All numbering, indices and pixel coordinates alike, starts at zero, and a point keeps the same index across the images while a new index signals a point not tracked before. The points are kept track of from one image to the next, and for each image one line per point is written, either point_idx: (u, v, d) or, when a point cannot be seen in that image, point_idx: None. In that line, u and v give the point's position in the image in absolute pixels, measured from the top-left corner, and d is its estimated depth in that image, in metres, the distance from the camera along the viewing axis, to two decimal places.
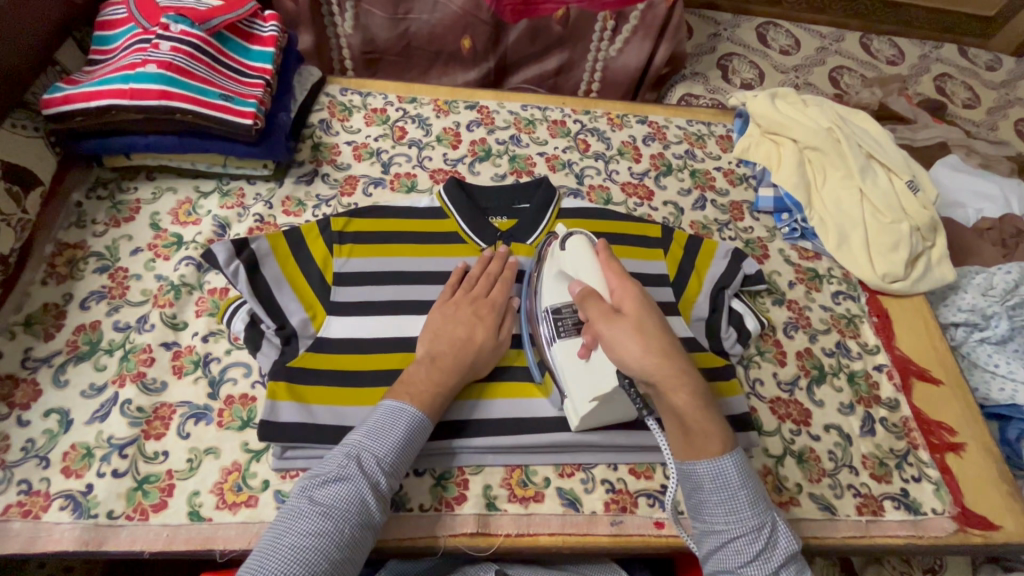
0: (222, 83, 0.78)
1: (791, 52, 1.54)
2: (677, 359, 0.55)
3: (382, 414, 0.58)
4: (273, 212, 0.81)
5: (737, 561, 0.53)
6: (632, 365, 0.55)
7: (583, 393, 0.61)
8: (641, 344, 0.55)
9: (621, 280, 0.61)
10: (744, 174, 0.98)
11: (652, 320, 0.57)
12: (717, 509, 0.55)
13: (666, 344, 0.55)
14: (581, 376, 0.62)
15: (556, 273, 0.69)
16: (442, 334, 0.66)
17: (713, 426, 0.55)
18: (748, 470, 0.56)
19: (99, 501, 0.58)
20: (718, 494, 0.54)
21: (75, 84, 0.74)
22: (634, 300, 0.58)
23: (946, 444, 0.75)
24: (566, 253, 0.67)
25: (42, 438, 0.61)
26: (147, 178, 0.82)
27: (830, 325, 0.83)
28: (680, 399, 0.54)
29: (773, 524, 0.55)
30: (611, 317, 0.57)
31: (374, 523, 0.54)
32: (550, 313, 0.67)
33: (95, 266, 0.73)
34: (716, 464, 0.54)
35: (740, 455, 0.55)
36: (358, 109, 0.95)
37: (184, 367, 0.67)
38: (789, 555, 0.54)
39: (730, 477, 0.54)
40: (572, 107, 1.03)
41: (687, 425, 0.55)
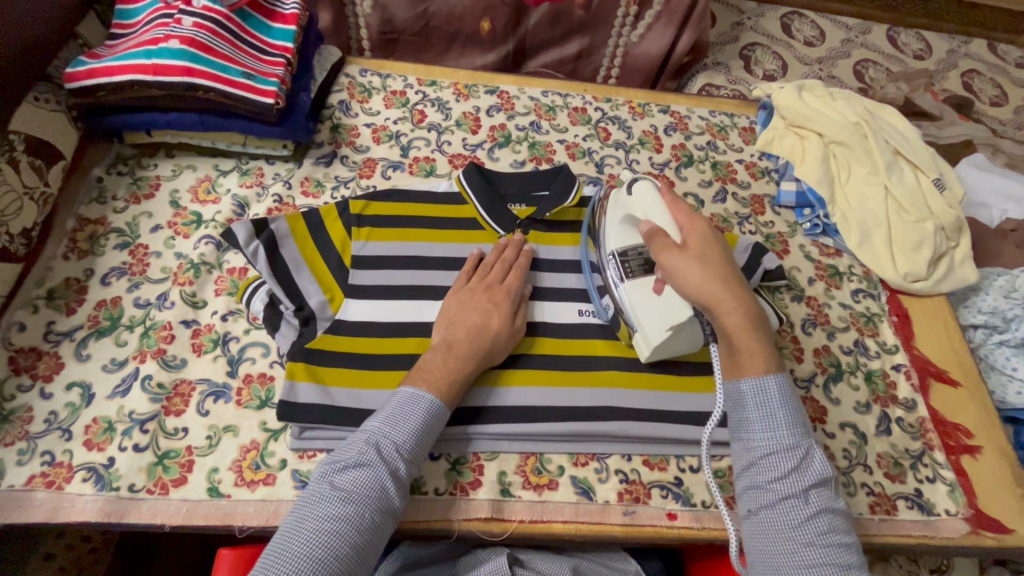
0: (243, 61, 0.77)
1: (816, 44, 1.50)
2: (733, 284, 0.61)
3: (400, 400, 0.58)
4: (292, 192, 0.81)
5: (769, 476, 0.55)
6: (690, 288, 0.61)
7: (657, 322, 0.65)
8: (703, 271, 0.61)
9: (689, 216, 0.66)
10: (766, 167, 0.96)
11: (714, 254, 0.63)
12: (756, 423, 0.57)
13: (722, 272, 0.61)
14: (655, 308, 0.66)
15: (621, 218, 0.72)
16: (458, 322, 0.66)
17: (758, 347, 0.59)
18: (790, 392, 0.59)
19: (120, 475, 0.59)
20: (758, 411, 0.58)
21: (97, 58, 0.74)
22: (699, 235, 0.64)
23: (962, 446, 0.74)
24: (633, 197, 0.70)
25: (64, 411, 0.62)
26: (167, 155, 0.82)
27: (849, 323, 0.82)
28: (731, 320, 0.60)
29: (810, 446, 0.56)
30: (675, 248, 0.63)
31: (394, 509, 0.54)
32: (618, 255, 0.71)
33: (116, 242, 0.74)
34: (760, 383, 0.58)
35: (784, 377, 0.59)
36: (377, 91, 0.94)
37: (203, 345, 0.68)
38: (823, 479, 0.55)
39: (771, 394, 0.58)
40: (593, 94, 1.01)
41: (734, 344, 0.60)
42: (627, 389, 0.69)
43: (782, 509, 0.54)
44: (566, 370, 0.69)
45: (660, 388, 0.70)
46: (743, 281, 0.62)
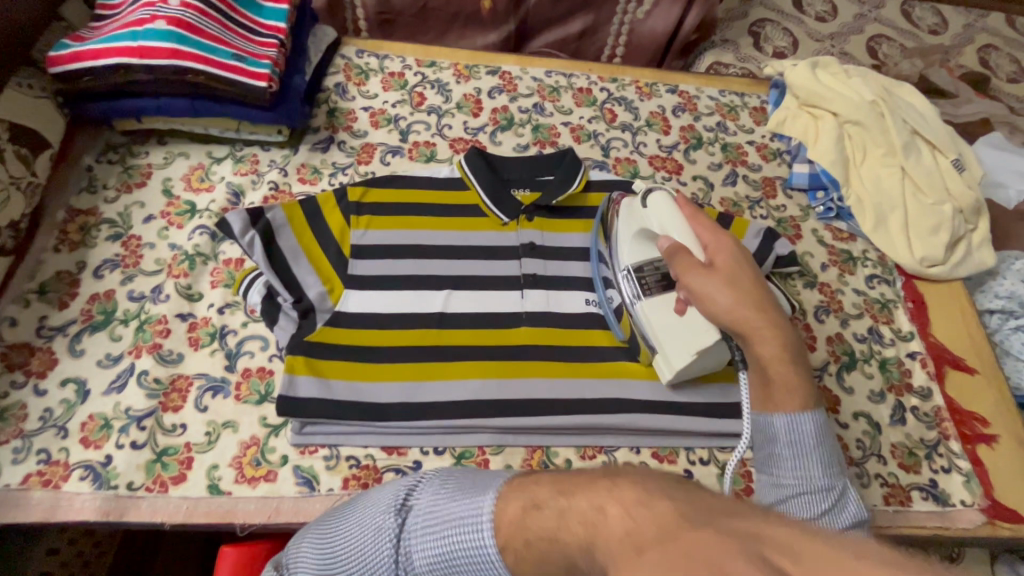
0: (234, 42, 0.74)
1: (828, 19, 1.45)
2: (768, 313, 0.57)
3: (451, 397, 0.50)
4: (288, 179, 0.78)
5: (802, 517, 0.50)
6: (715, 311, 0.58)
7: (679, 347, 0.63)
8: (733, 297, 0.58)
9: (713, 233, 0.62)
10: (778, 149, 0.93)
11: (745, 276, 0.59)
12: (788, 463, 0.52)
13: (755, 294, 0.58)
14: (679, 332, 0.64)
15: (636, 231, 0.69)
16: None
17: (795, 379, 0.55)
18: (827, 434, 0.54)
19: (118, 472, 0.57)
20: (794, 447, 0.53)
21: (81, 41, 0.71)
22: (728, 256, 0.60)
23: (978, 435, 0.73)
24: (650, 210, 0.67)
25: (59, 408, 0.60)
26: (158, 142, 0.79)
27: (863, 310, 0.80)
28: (766, 350, 0.57)
29: (844, 489, 0.52)
30: (703, 270, 0.60)
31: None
32: (632, 271, 0.68)
33: (108, 233, 0.71)
34: (795, 421, 0.54)
35: (823, 419, 0.55)
36: (374, 73, 0.91)
37: (200, 339, 0.66)
38: (857, 519, 0.51)
39: (807, 434, 0.53)
40: (598, 74, 0.98)
41: (768, 377, 0.57)
42: (635, 380, 0.67)
43: (796, 503, 0.51)
44: (572, 362, 0.68)
45: (668, 380, 0.68)
46: (779, 310, 0.59)
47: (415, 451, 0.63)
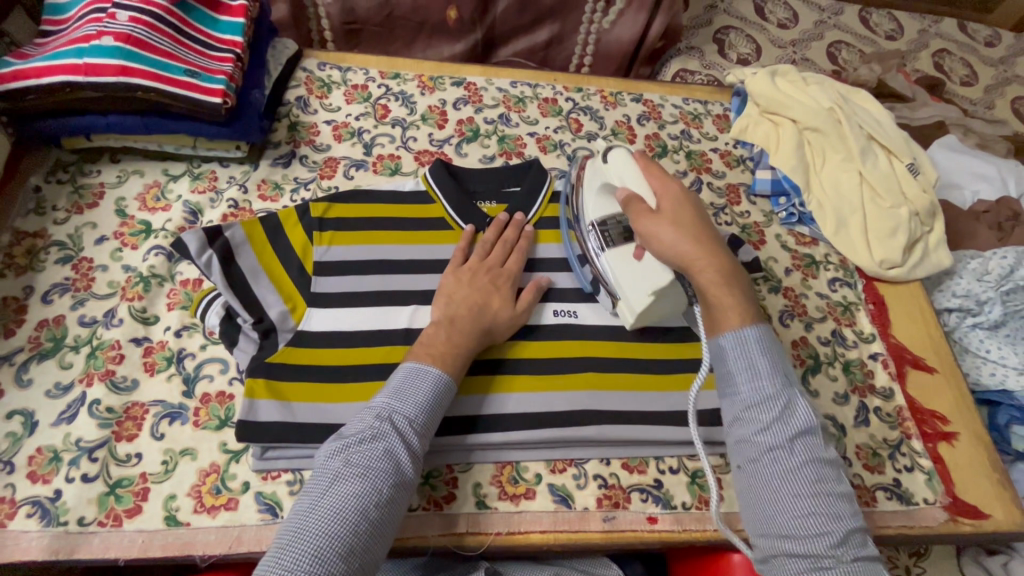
0: (187, 58, 0.72)
1: (789, 26, 1.49)
2: (709, 244, 0.62)
3: (404, 376, 0.57)
4: (248, 197, 0.76)
5: (755, 428, 0.53)
6: (668, 252, 0.62)
7: (639, 290, 0.65)
8: (678, 234, 0.62)
9: (663, 181, 0.66)
10: (741, 155, 0.94)
11: (687, 215, 0.64)
12: (740, 375, 0.56)
13: (698, 232, 0.62)
14: (637, 274, 0.66)
15: (598, 186, 0.72)
16: (451, 292, 0.66)
17: (735, 300, 0.59)
18: (771, 344, 0.57)
19: (68, 508, 0.55)
20: (741, 360, 0.56)
21: (25, 58, 0.68)
22: (675, 200, 0.65)
23: (938, 433, 0.75)
24: (610, 166, 0.70)
25: (4, 442, 0.58)
26: (111, 160, 0.77)
27: (826, 313, 0.81)
28: (707, 276, 0.60)
29: (793, 396, 0.54)
30: (650, 214, 0.64)
31: (408, 483, 0.52)
32: (597, 225, 0.70)
33: (57, 256, 0.69)
34: (738, 335, 0.57)
35: (767, 330, 0.58)
36: (337, 85, 0.90)
37: (156, 364, 0.64)
38: (810, 426, 0.53)
39: (751, 344, 0.56)
40: (564, 84, 0.98)
41: (708, 301, 0.60)
42: (604, 391, 0.67)
43: (769, 461, 0.52)
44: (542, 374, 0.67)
45: (637, 390, 0.68)
46: (720, 243, 0.63)
47: None
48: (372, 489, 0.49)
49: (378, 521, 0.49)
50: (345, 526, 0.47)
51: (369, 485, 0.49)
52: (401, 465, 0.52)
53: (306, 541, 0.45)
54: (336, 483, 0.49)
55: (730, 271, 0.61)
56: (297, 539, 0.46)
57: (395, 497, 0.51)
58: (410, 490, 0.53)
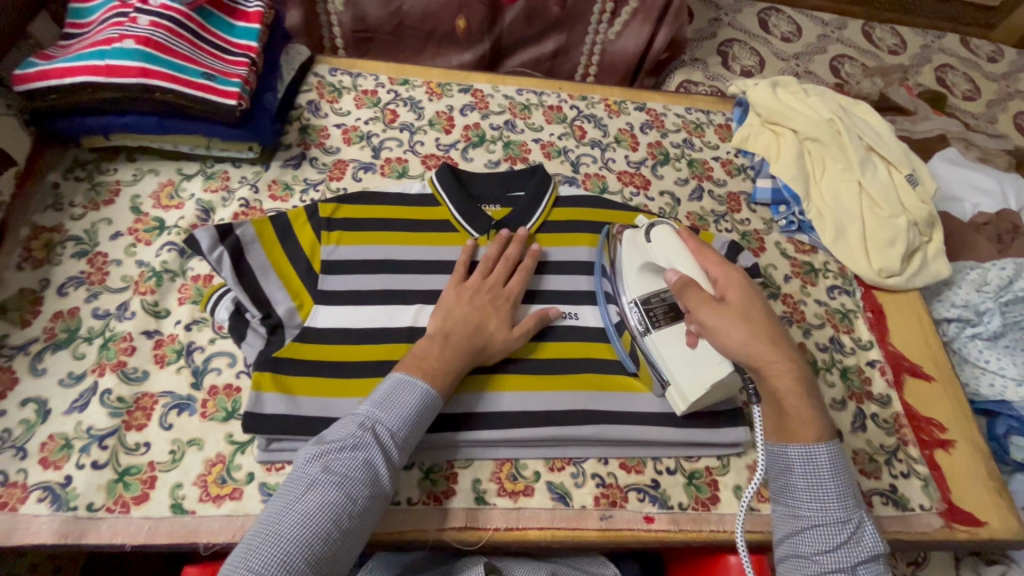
0: (204, 61, 0.75)
1: (793, 39, 1.51)
2: (781, 345, 0.57)
3: (392, 385, 0.58)
4: (259, 196, 0.79)
5: (815, 548, 0.54)
6: (734, 349, 0.57)
7: (692, 380, 0.63)
8: (746, 331, 0.57)
9: (725, 269, 0.62)
10: (742, 164, 0.96)
11: (756, 310, 0.59)
12: (804, 494, 0.56)
13: (770, 329, 0.58)
14: (691, 363, 0.64)
15: (641, 264, 0.70)
16: (447, 308, 0.66)
17: (811, 413, 0.57)
18: (841, 465, 0.57)
19: (78, 493, 0.57)
20: (806, 479, 0.56)
21: (48, 59, 0.71)
22: (739, 290, 0.60)
23: (935, 440, 0.75)
24: (653, 245, 0.68)
25: (18, 428, 0.59)
26: (128, 159, 0.79)
27: (825, 320, 0.82)
28: (783, 384, 0.57)
29: (861, 521, 0.55)
30: (715, 304, 0.59)
31: (383, 494, 0.53)
32: (640, 303, 0.69)
33: (73, 250, 0.71)
34: (808, 451, 0.56)
35: (836, 446, 0.57)
36: (347, 90, 0.92)
37: (166, 357, 0.65)
38: (874, 555, 0.54)
39: (821, 464, 0.56)
40: (569, 92, 1.00)
41: (783, 409, 0.57)
42: (603, 392, 0.68)
43: None
44: (544, 373, 0.68)
45: (635, 391, 0.69)
46: (790, 341, 0.59)
47: None
48: (347, 498, 0.50)
49: (349, 529, 0.50)
50: (317, 533, 0.48)
51: (344, 493, 0.50)
52: (377, 475, 0.53)
53: (276, 546, 0.46)
54: (313, 488, 0.50)
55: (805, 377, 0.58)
56: (268, 542, 0.46)
57: (368, 506, 0.52)
58: (383, 499, 0.54)
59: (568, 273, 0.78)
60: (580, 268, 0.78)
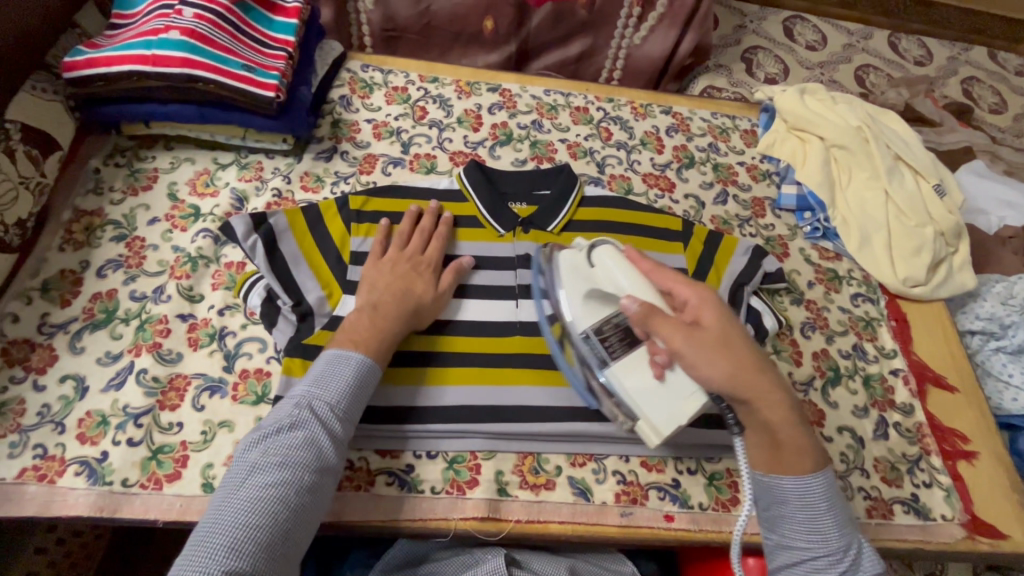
0: (244, 53, 0.76)
1: (818, 48, 1.51)
2: (767, 372, 0.54)
3: (326, 362, 0.58)
4: (291, 187, 0.80)
5: None
6: (714, 381, 0.54)
7: (665, 416, 0.59)
8: (727, 361, 0.54)
9: (694, 289, 0.58)
10: (767, 170, 0.96)
11: (735, 334, 0.55)
12: (801, 525, 0.54)
13: (749, 357, 0.54)
14: (661, 398, 0.60)
15: (585, 291, 0.65)
16: (375, 280, 0.67)
17: (803, 441, 0.54)
18: (834, 490, 0.55)
19: (114, 469, 0.58)
20: (803, 510, 0.54)
21: (96, 48, 0.73)
22: (714, 313, 0.56)
23: (958, 451, 0.75)
24: (597, 269, 0.63)
25: (57, 404, 0.61)
26: (165, 147, 0.81)
27: (848, 327, 0.82)
28: (775, 414, 0.54)
29: (858, 545, 0.54)
30: (690, 331, 0.55)
31: (332, 467, 0.54)
32: (594, 336, 0.64)
33: (112, 234, 0.73)
34: (802, 482, 0.54)
35: (828, 473, 0.55)
36: (378, 87, 0.94)
37: (200, 340, 0.67)
38: None
39: (818, 494, 0.54)
40: (596, 94, 1.01)
41: (778, 438, 0.54)
42: None
43: None
44: None
45: None
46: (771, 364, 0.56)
47: (408, 455, 0.64)
48: (294, 476, 0.51)
49: (299, 504, 0.50)
50: (263, 512, 0.48)
51: (288, 471, 0.51)
52: (323, 448, 0.53)
53: (222, 532, 0.46)
54: (255, 473, 0.50)
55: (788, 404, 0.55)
56: (213, 531, 0.47)
57: (316, 480, 0.52)
58: (332, 473, 0.54)
59: None
60: None
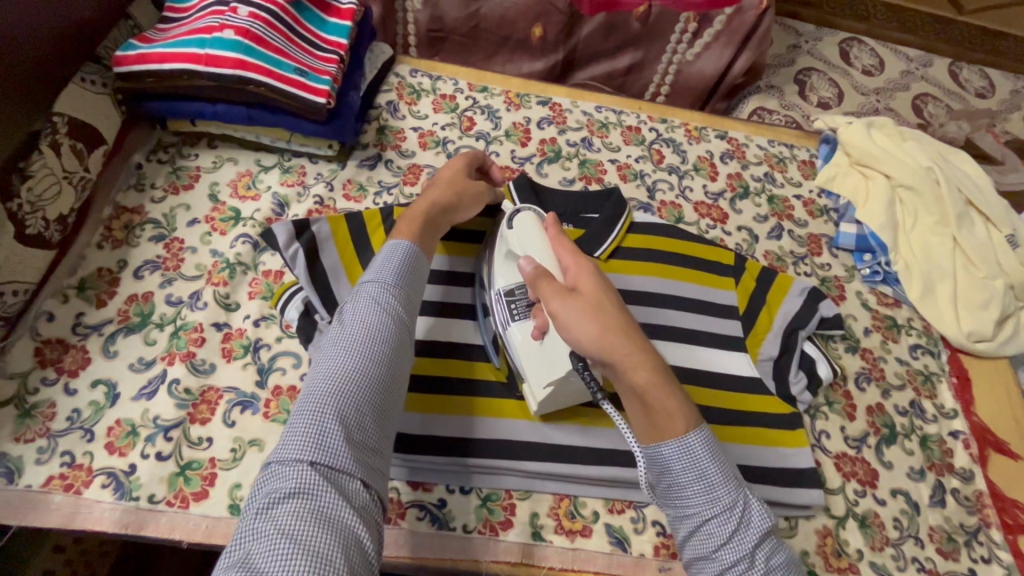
0: (297, 56, 0.74)
1: (874, 74, 1.45)
2: (632, 335, 0.53)
3: (384, 257, 0.57)
4: (333, 195, 0.78)
5: (712, 544, 0.48)
6: (590, 343, 0.53)
7: (538, 376, 0.60)
8: (596, 323, 0.53)
9: (576, 258, 0.59)
10: (825, 206, 0.91)
11: (608, 299, 0.55)
12: (688, 489, 0.50)
13: (623, 323, 0.53)
14: (538, 358, 0.60)
15: (504, 252, 0.66)
16: (428, 184, 0.69)
17: (675, 405, 0.50)
18: (716, 442, 0.50)
19: (141, 484, 0.56)
20: (687, 473, 0.49)
21: (148, 43, 0.71)
22: (589, 279, 0.57)
23: (1020, 525, 0.70)
24: (513, 232, 0.64)
25: (87, 410, 0.59)
26: (209, 145, 0.79)
27: (905, 381, 0.78)
28: (640, 376, 0.51)
29: (747, 499, 0.50)
30: (565, 295, 0.56)
31: (406, 354, 0.53)
32: (504, 295, 0.65)
33: (151, 234, 0.71)
34: (683, 444, 0.49)
35: (706, 427, 0.51)
36: (426, 93, 0.91)
37: (234, 351, 0.65)
38: (766, 533, 0.48)
39: (698, 452, 0.49)
40: (648, 113, 0.97)
41: (646, 402, 0.51)
42: None
43: None
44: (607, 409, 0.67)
45: None
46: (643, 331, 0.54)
47: (441, 488, 0.61)
48: (373, 359, 0.49)
49: (379, 384, 0.48)
50: (349, 393, 0.46)
51: (368, 357, 0.49)
52: (393, 328, 0.51)
53: (308, 417, 0.44)
54: (329, 361, 0.48)
55: (661, 366, 0.52)
56: (299, 416, 0.44)
57: (392, 359, 0.50)
58: (405, 351, 0.52)
59: (640, 304, 0.74)
60: (652, 299, 0.75)
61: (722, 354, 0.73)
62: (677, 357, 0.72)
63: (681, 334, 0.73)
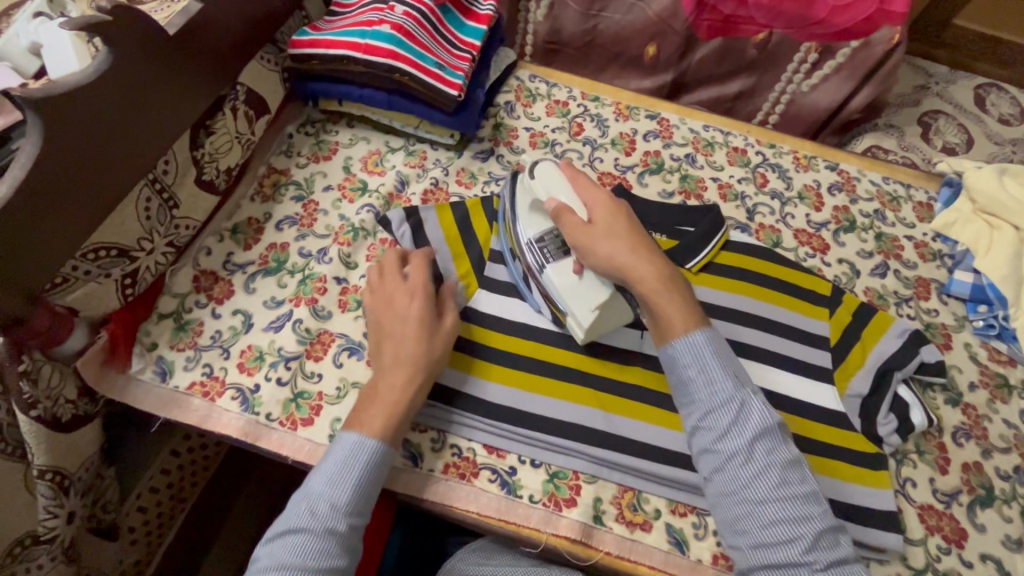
0: (438, 52, 0.83)
1: (1013, 122, 1.34)
2: (643, 254, 0.64)
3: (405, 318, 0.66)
4: (447, 179, 0.85)
5: (715, 435, 0.58)
6: (609, 264, 0.63)
7: (583, 306, 0.65)
8: (611, 245, 0.64)
9: (591, 192, 0.69)
10: (939, 250, 0.87)
11: (620, 222, 0.66)
12: (696, 383, 0.60)
13: (634, 239, 0.65)
14: (577, 290, 0.66)
15: (529, 203, 0.72)
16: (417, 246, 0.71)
17: (682, 306, 0.63)
18: (719, 342, 0.61)
19: (262, 402, 0.65)
20: (694, 369, 0.60)
21: (318, 31, 0.83)
22: (605, 208, 0.67)
23: None
24: (537, 181, 0.70)
25: (227, 333, 0.69)
26: (348, 125, 0.90)
27: (1012, 445, 0.72)
28: (647, 286, 0.63)
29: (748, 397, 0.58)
30: (583, 226, 0.66)
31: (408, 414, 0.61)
32: (534, 242, 0.69)
33: (293, 194, 0.81)
34: (691, 342, 0.61)
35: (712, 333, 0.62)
36: (542, 98, 0.97)
37: (348, 303, 0.73)
38: (761, 430, 0.57)
39: (698, 341, 0.61)
40: (757, 137, 0.97)
41: (653, 309, 0.63)
42: None
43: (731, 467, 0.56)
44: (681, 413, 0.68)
45: None
46: (653, 248, 0.66)
47: (512, 457, 0.65)
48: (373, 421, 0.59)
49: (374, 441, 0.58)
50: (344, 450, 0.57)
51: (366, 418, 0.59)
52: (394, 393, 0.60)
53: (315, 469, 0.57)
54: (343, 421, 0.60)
55: (669, 277, 0.64)
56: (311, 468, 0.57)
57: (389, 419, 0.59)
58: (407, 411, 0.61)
59: (727, 318, 0.75)
60: (740, 317, 0.75)
61: (806, 382, 0.72)
62: (758, 376, 0.72)
63: (763, 355, 0.73)
